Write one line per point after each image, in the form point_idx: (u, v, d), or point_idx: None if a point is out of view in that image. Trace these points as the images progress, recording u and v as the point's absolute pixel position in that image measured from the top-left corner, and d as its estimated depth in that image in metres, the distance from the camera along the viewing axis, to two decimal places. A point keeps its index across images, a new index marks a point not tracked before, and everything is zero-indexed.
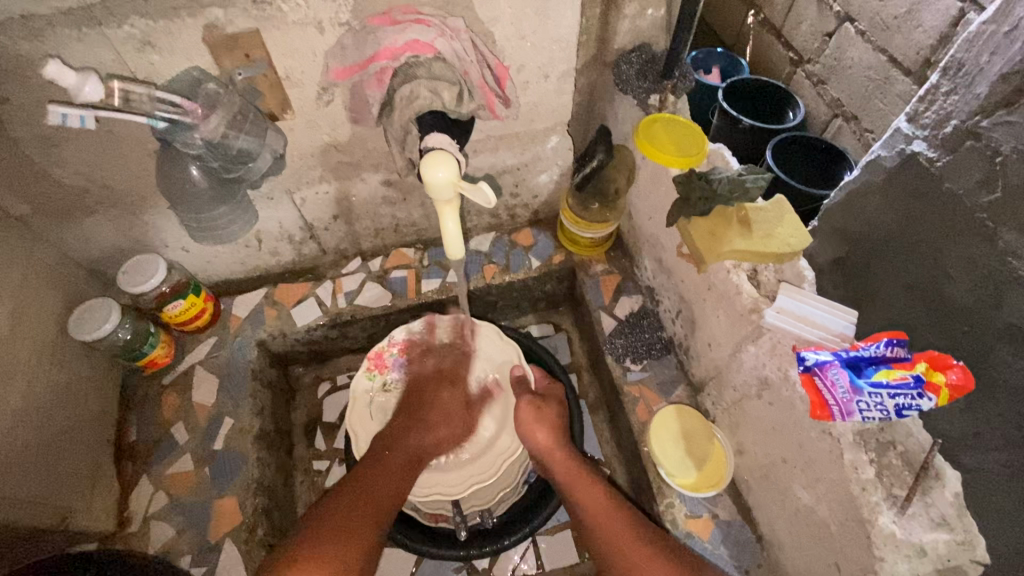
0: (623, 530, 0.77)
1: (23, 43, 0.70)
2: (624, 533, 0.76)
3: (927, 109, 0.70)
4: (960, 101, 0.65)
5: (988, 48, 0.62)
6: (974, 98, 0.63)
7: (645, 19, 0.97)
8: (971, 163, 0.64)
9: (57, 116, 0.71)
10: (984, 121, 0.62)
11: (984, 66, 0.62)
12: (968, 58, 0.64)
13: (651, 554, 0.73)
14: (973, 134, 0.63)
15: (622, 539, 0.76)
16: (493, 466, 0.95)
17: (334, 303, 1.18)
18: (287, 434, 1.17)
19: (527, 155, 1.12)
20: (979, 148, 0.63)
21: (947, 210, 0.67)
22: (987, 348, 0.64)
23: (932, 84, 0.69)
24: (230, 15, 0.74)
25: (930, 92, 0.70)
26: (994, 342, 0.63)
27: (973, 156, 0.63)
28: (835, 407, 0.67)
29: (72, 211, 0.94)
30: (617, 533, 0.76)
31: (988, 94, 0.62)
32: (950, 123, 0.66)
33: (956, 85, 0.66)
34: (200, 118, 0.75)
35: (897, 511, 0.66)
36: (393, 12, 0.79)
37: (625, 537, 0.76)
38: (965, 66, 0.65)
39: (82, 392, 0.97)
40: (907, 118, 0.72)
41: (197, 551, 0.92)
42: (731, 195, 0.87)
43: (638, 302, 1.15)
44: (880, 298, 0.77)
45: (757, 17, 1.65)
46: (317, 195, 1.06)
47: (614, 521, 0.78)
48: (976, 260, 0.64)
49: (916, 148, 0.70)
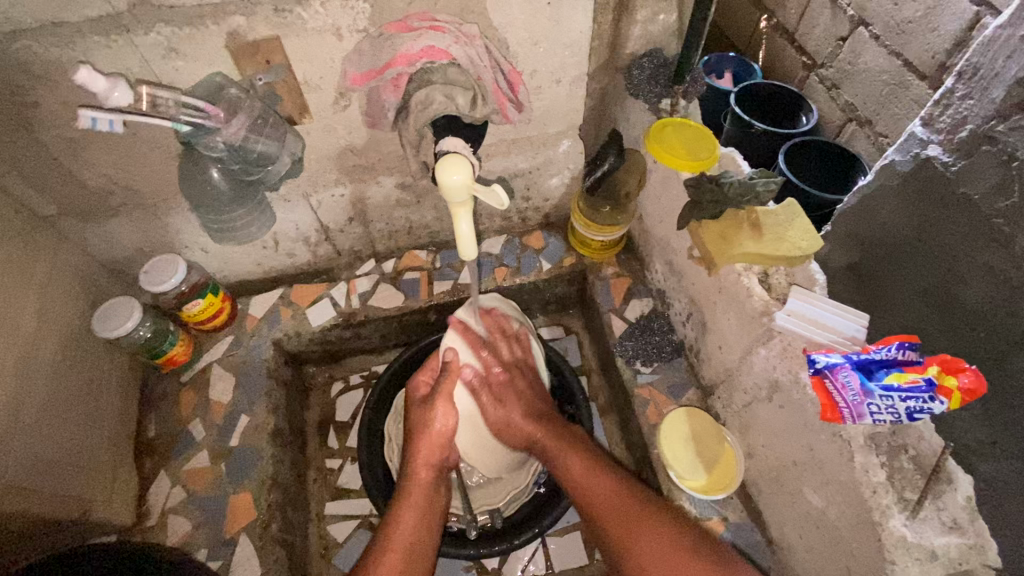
0: (616, 488, 0.80)
1: (54, 50, 0.73)
2: (605, 487, 0.81)
3: (942, 114, 0.70)
4: (976, 106, 0.65)
5: (1004, 52, 0.61)
6: (989, 103, 0.63)
7: (656, 25, 0.99)
8: (987, 167, 0.64)
9: (87, 120, 0.73)
10: (1000, 126, 0.62)
11: (1000, 70, 0.62)
12: (984, 62, 0.64)
13: (649, 530, 0.74)
14: (988, 139, 0.64)
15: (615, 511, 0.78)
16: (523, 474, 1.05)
17: (348, 303, 1.20)
18: (300, 432, 1.19)
19: (539, 159, 1.14)
20: (995, 152, 0.63)
21: (963, 215, 0.67)
22: (1003, 354, 0.64)
23: (948, 88, 0.69)
24: (251, 22, 0.77)
25: (944, 96, 0.70)
26: (1008, 349, 0.63)
27: (988, 160, 0.63)
28: (846, 409, 0.67)
29: (96, 212, 0.96)
30: (594, 482, 0.82)
31: (1004, 98, 0.62)
32: (965, 128, 0.66)
33: (971, 89, 0.66)
34: (223, 122, 0.78)
35: (908, 515, 0.66)
36: (409, 18, 0.81)
37: (623, 503, 0.78)
38: (981, 71, 0.64)
39: (104, 388, 1.00)
40: (923, 123, 0.72)
41: (212, 545, 0.94)
42: (741, 200, 0.87)
43: (649, 305, 1.15)
44: (895, 301, 0.77)
45: (769, 21, 1.66)
46: (333, 198, 1.08)
47: (597, 489, 0.81)
48: (993, 266, 0.64)
49: (931, 152, 0.70)
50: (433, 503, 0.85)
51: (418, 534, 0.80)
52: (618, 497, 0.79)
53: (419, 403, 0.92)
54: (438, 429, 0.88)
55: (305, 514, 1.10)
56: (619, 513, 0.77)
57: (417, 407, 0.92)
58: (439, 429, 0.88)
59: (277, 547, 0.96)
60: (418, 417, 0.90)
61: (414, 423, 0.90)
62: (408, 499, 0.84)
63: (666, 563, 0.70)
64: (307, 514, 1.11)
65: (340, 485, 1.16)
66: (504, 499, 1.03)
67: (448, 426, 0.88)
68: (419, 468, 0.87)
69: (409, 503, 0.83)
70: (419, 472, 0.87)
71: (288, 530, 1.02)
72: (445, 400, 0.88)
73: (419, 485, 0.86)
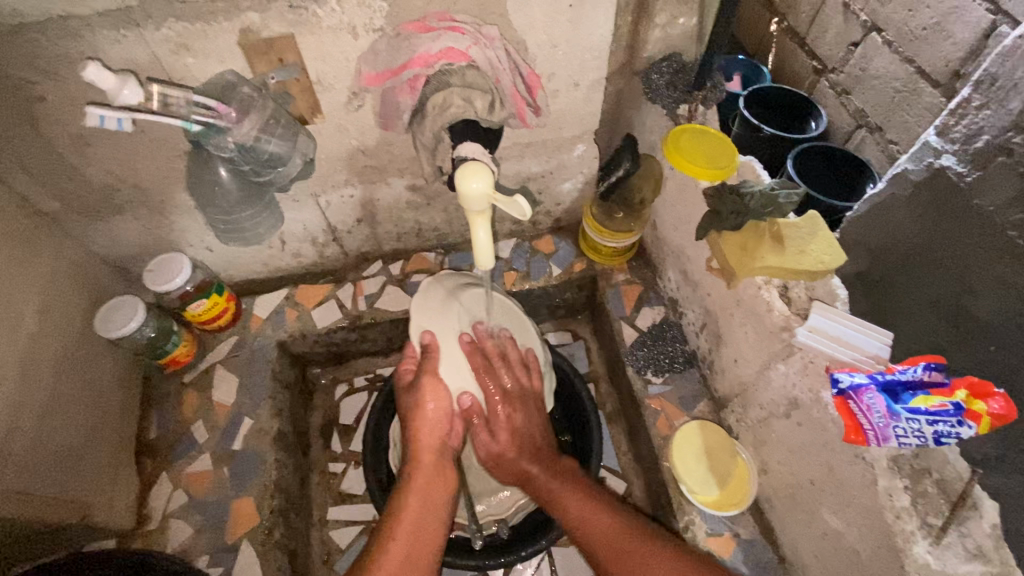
0: (612, 524, 0.77)
1: (61, 44, 0.70)
2: (604, 521, 0.78)
3: (956, 124, 0.70)
4: (992, 117, 0.66)
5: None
6: (1006, 113, 0.64)
7: (676, 28, 0.97)
8: (1002, 178, 0.65)
9: (95, 118, 0.71)
10: (1016, 137, 0.63)
11: (1019, 81, 0.63)
12: (1003, 72, 0.65)
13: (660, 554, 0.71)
14: (1005, 150, 0.64)
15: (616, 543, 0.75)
16: None
17: (354, 305, 1.18)
18: (303, 435, 1.17)
19: (553, 163, 1.12)
20: (1011, 163, 0.63)
21: (976, 226, 0.68)
22: (1014, 367, 0.65)
23: (964, 98, 0.69)
24: (266, 19, 0.75)
25: (960, 105, 0.70)
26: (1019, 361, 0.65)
27: (1004, 172, 0.64)
28: (870, 432, 0.65)
29: (100, 209, 0.94)
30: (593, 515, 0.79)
31: (1021, 109, 0.62)
32: (980, 138, 0.67)
33: (988, 99, 0.66)
34: (234, 122, 0.76)
35: (932, 541, 0.64)
36: (428, 19, 0.79)
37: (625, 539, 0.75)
38: (999, 81, 0.65)
39: (104, 389, 0.97)
40: (937, 132, 0.73)
41: (214, 552, 0.92)
42: (762, 211, 0.84)
43: (661, 313, 1.13)
44: (906, 313, 0.78)
45: (780, 24, 1.63)
46: (342, 199, 1.06)
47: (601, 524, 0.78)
48: (1004, 278, 0.65)
49: (945, 162, 0.71)
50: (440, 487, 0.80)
51: (421, 520, 0.76)
52: (617, 534, 0.75)
53: (406, 390, 0.86)
54: (430, 411, 0.83)
55: (308, 520, 1.09)
56: (623, 546, 0.74)
57: (405, 393, 0.87)
58: (433, 411, 0.83)
59: (280, 555, 0.95)
60: (409, 401, 0.85)
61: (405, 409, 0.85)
62: (410, 485, 0.79)
63: None
64: (309, 519, 1.09)
65: (344, 490, 1.15)
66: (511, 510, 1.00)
67: (439, 404, 0.83)
68: (422, 450, 0.82)
69: (412, 488, 0.79)
70: (420, 456, 0.81)
71: (291, 536, 1.00)
72: (432, 378, 0.83)
73: (423, 468, 0.81)
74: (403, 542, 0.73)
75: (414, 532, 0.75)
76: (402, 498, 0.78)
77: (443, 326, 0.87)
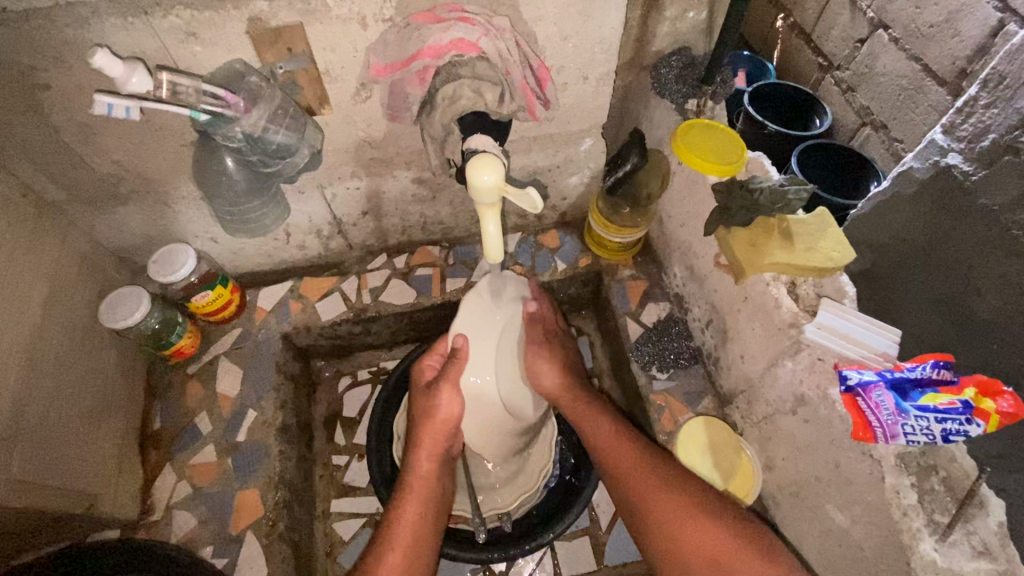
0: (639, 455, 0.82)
1: (67, 30, 0.70)
2: (632, 453, 0.82)
3: (963, 122, 0.70)
4: (999, 116, 0.66)
5: None
6: (1014, 112, 0.64)
7: (685, 22, 0.96)
8: (1009, 178, 0.64)
9: (103, 107, 0.70)
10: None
11: None
12: (1011, 70, 0.64)
13: (676, 508, 0.74)
14: (1012, 150, 0.64)
15: (645, 475, 0.79)
16: (531, 482, 1.04)
17: (359, 299, 1.18)
18: (307, 427, 1.17)
19: (559, 156, 1.11)
20: (1018, 163, 0.63)
21: (981, 225, 0.68)
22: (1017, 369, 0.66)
23: (971, 96, 0.69)
24: (275, 8, 0.74)
25: (967, 103, 0.69)
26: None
27: (1010, 171, 0.64)
28: (879, 428, 0.65)
29: (105, 198, 0.94)
30: (620, 445, 0.84)
31: None
32: (987, 137, 0.67)
33: (996, 98, 0.66)
34: (243, 111, 0.75)
35: (938, 538, 0.64)
36: (439, 9, 0.78)
37: (647, 474, 0.79)
38: (1007, 79, 0.65)
39: (111, 378, 0.98)
40: (943, 130, 0.73)
41: (218, 543, 0.92)
42: (771, 207, 0.84)
43: (666, 309, 1.13)
44: (911, 313, 0.79)
45: (786, 20, 1.61)
46: (348, 191, 1.06)
47: (624, 453, 0.83)
48: (1010, 278, 0.65)
49: (951, 161, 0.71)
50: (436, 493, 0.85)
51: (421, 526, 0.80)
52: (643, 468, 0.80)
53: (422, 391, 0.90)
54: (443, 415, 0.86)
55: (311, 512, 1.09)
56: (649, 484, 0.78)
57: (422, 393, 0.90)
58: (444, 416, 0.86)
59: (285, 546, 0.95)
60: (424, 403, 0.87)
61: (417, 411, 0.88)
62: (410, 491, 0.83)
63: (692, 532, 0.72)
64: (312, 511, 1.10)
65: (347, 483, 1.15)
66: (515, 503, 1.02)
67: (454, 411, 0.86)
68: (422, 459, 0.85)
69: (411, 495, 0.83)
70: (420, 464, 0.85)
71: (295, 528, 1.01)
72: (451, 385, 0.85)
73: (422, 476, 0.85)
74: (406, 546, 0.77)
75: (417, 532, 0.79)
76: (402, 504, 0.81)
77: (473, 327, 0.87)
